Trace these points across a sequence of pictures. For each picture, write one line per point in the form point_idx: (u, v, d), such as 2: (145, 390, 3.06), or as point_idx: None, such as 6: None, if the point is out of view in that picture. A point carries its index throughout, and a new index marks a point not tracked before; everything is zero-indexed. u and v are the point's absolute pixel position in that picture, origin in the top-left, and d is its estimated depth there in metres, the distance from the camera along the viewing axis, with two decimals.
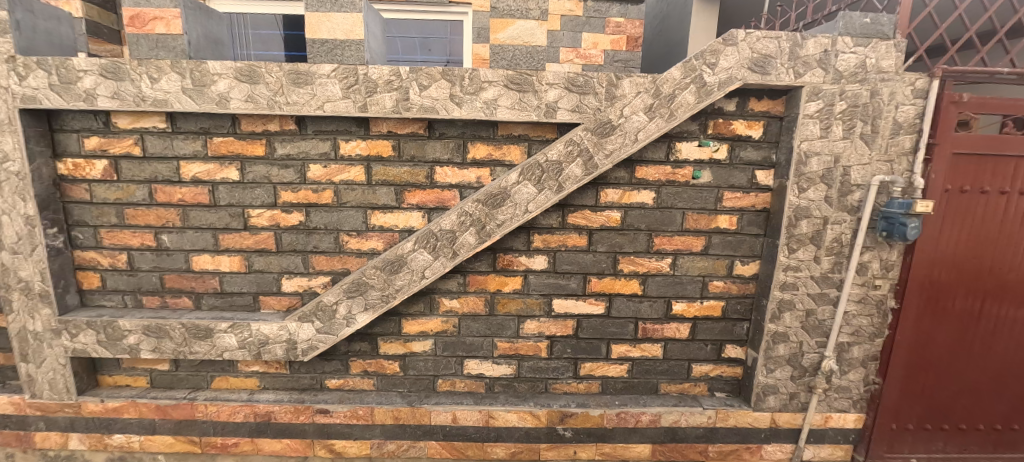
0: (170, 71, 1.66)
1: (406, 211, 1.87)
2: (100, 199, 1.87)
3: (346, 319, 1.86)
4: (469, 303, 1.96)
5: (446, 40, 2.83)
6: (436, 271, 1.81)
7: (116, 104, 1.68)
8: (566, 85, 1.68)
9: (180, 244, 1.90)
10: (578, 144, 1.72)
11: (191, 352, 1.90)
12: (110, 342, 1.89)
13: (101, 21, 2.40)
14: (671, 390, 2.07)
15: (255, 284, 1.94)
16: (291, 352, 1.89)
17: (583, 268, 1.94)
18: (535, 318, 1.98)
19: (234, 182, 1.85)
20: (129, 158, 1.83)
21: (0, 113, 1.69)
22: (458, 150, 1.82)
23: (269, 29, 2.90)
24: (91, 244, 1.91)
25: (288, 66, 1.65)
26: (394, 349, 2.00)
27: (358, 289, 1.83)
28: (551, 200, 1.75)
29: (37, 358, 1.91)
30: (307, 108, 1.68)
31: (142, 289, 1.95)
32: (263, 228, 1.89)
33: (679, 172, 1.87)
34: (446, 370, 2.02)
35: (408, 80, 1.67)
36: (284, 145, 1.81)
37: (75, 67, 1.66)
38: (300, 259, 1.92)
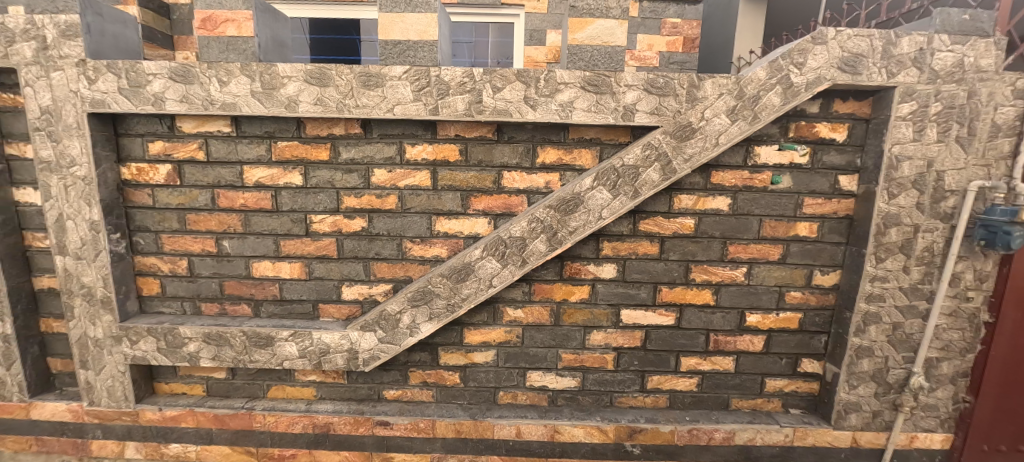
0: (240, 74, 1.62)
1: (472, 217, 1.81)
2: (162, 204, 1.84)
3: (409, 329, 1.81)
4: (534, 313, 1.89)
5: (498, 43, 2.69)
6: (505, 279, 1.75)
7: (184, 108, 1.65)
8: (645, 86, 1.61)
9: (240, 249, 1.87)
10: (656, 147, 1.65)
11: (251, 361, 1.86)
12: (170, 349, 1.86)
13: (155, 26, 2.40)
14: (743, 405, 1.97)
15: (315, 292, 1.89)
16: (352, 362, 1.84)
17: (653, 277, 1.86)
18: (601, 329, 1.91)
19: (297, 187, 1.81)
20: (192, 163, 1.81)
21: (69, 117, 1.68)
22: (527, 154, 1.76)
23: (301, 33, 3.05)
24: (152, 250, 1.88)
25: (359, 68, 1.60)
26: (455, 360, 1.94)
27: (423, 298, 1.78)
28: (626, 206, 1.69)
29: (97, 365, 1.89)
30: (377, 111, 1.63)
31: (201, 296, 1.92)
32: (324, 233, 1.84)
33: (757, 177, 1.77)
34: (508, 382, 1.96)
35: (482, 82, 1.61)
36: (348, 149, 1.77)
37: (145, 70, 1.63)
38: (361, 266, 1.87)
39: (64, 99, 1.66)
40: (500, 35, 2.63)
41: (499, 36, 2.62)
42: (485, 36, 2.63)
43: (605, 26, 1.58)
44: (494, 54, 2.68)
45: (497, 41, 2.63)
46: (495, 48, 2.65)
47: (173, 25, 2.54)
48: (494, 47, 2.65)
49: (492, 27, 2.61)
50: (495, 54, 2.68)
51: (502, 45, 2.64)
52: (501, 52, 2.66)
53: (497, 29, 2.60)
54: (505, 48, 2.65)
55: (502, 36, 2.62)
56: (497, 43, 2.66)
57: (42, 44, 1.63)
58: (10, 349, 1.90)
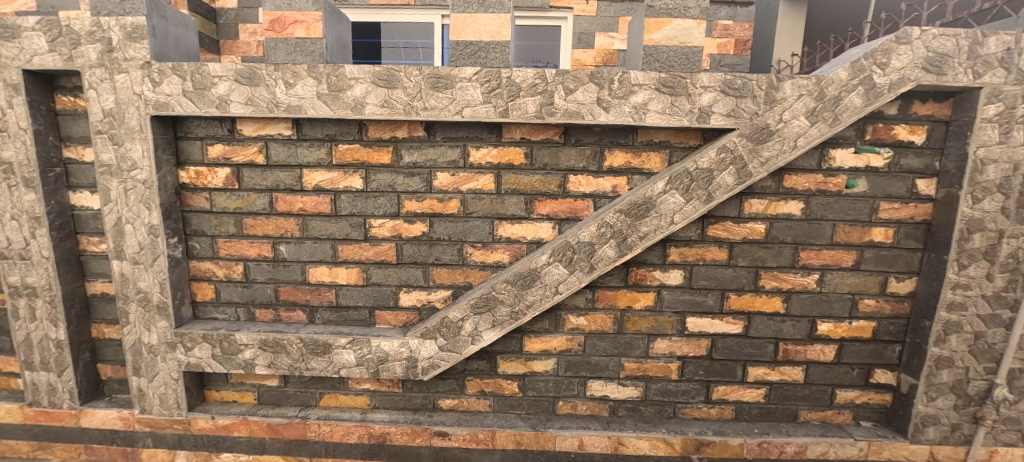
0: (306, 76, 1.59)
1: (536, 222, 1.76)
2: (219, 208, 1.82)
3: (471, 337, 1.75)
4: (597, 321, 1.84)
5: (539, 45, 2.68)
6: (572, 286, 1.70)
7: (250, 110, 1.62)
8: (722, 87, 1.56)
9: (297, 254, 1.83)
10: (732, 150, 1.60)
11: (307, 368, 1.81)
12: (225, 356, 1.81)
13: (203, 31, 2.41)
14: (812, 417, 1.90)
15: (372, 298, 1.85)
16: (411, 371, 1.79)
17: (722, 283, 1.80)
18: (666, 337, 1.84)
19: (357, 191, 1.77)
20: (252, 166, 1.78)
21: (132, 119, 1.66)
22: (594, 158, 1.72)
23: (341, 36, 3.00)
24: (207, 254, 1.85)
25: (429, 70, 1.57)
26: (514, 369, 1.88)
27: (487, 305, 1.73)
28: (699, 210, 1.64)
29: (149, 372, 1.85)
30: (445, 113, 1.59)
31: (256, 301, 1.88)
32: (383, 238, 1.80)
33: (832, 181, 1.72)
34: (568, 391, 1.90)
35: (554, 83, 1.57)
36: (411, 152, 1.73)
37: (211, 73, 1.61)
38: (420, 272, 1.82)
39: (127, 101, 1.64)
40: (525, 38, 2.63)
41: (524, 39, 2.62)
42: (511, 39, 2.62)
43: (682, 26, 1.53)
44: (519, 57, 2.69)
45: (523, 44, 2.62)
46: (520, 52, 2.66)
47: (218, 30, 2.55)
48: (519, 50, 2.66)
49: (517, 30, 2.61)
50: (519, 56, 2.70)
51: (526, 48, 2.64)
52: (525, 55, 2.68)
53: (521, 33, 2.60)
54: (530, 52, 2.64)
55: (527, 40, 2.62)
56: (522, 46, 2.65)
57: (107, 46, 1.61)
58: (62, 355, 1.87)
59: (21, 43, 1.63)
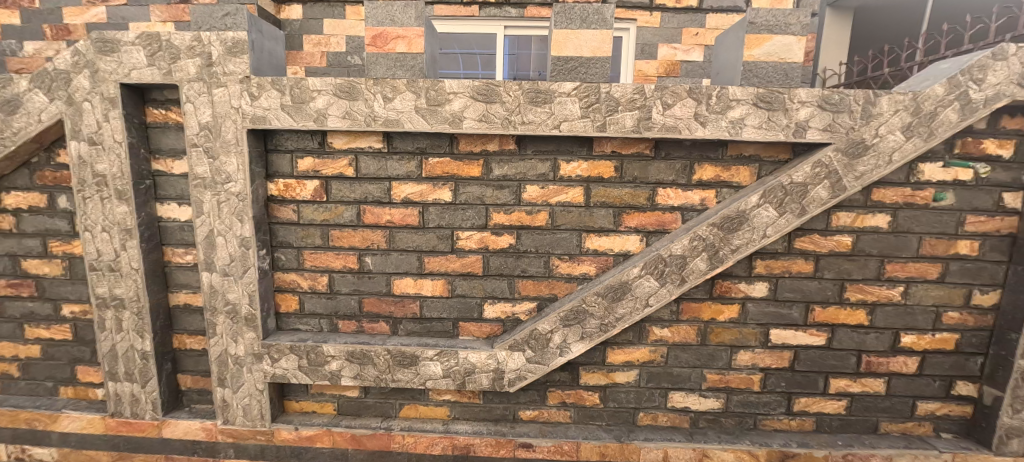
0: (405, 91, 1.60)
1: (624, 234, 1.78)
2: (307, 220, 1.83)
3: (559, 349, 1.76)
4: (681, 332, 1.84)
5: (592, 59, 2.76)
6: (662, 299, 1.71)
7: (347, 124, 1.63)
8: (819, 102, 1.58)
9: (383, 266, 1.84)
10: (827, 165, 1.61)
11: (393, 380, 1.81)
12: (311, 367, 1.82)
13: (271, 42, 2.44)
14: (893, 429, 1.91)
15: (457, 310, 1.86)
16: (498, 382, 1.80)
17: (807, 295, 1.80)
18: (750, 349, 1.85)
19: (446, 204, 1.78)
20: (340, 179, 1.79)
21: (228, 133, 1.67)
22: (684, 171, 1.73)
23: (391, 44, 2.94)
24: (293, 266, 1.86)
25: (529, 84, 1.58)
26: (596, 380, 1.89)
27: (576, 317, 1.74)
28: (793, 224, 1.65)
29: (234, 383, 1.86)
30: (543, 128, 1.61)
31: (339, 313, 1.89)
32: (470, 250, 1.81)
33: (919, 194, 1.73)
34: (649, 403, 1.90)
35: (652, 99, 1.58)
36: (501, 166, 1.74)
37: (310, 87, 1.62)
38: (506, 284, 1.83)
39: (224, 115, 1.66)
40: (541, 48, 2.89)
41: (540, 48, 2.87)
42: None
43: (783, 42, 1.54)
44: (534, 66, 2.95)
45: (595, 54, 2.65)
46: (535, 60, 2.92)
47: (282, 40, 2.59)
48: (535, 59, 2.92)
49: (535, 39, 2.85)
50: (535, 65, 2.96)
51: (542, 58, 2.90)
52: (541, 64, 2.92)
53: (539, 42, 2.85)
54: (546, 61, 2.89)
55: (543, 49, 2.87)
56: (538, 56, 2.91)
57: (207, 61, 1.63)
58: (147, 366, 1.88)
59: (120, 57, 1.64)
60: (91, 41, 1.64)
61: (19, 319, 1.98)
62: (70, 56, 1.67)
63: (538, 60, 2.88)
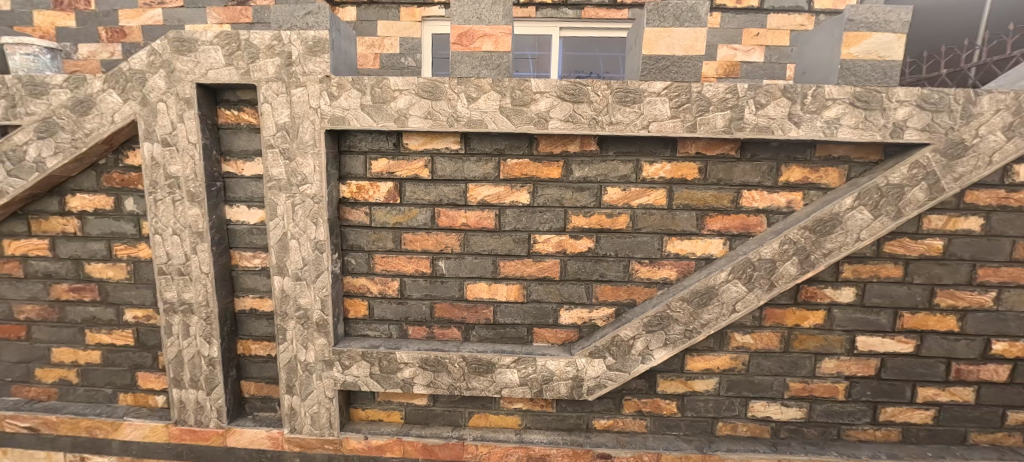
0: (490, 90, 1.56)
1: (706, 237, 1.72)
2: (379, 223, 1.78)
3: (641, 355, 1.71)
4: (764, 339, 1.79)
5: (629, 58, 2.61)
6: (750, 304, 1.66)
7: (429, 125, 1.59)
8: (917, 102, 1.53)
9: (457, 270, 1.79)
10: (924, 166, 1.57)
11: (468, 388, 1.76)
12: (384, 375, 1.77)
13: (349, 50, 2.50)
14: (982, 440, 1.84)
15: (531, 315, 1.81)
16: (576, 390, 1.75)
17: (895, 301, 1.75)
18: (834, 356, 1.79)
19: (523, 206, 1.74)
20: (415, 181, 1.75)
21: (306, 134, 1.63)
22: (770, 173, 1.68)
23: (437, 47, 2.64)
24: (363, 270, 1.81)
25: (618, 84, 1.54)
26: (674, 388, 1.83)
27: (660, 323, 1.68)
28: (887, 227, 1.60)
29: (303, 391, 1.81)
30: (631, 128, 1.57)
31: (409, 319, 1.84)
32: (547, 254, 1.76)
33: (1015, 196, 1.67)
34: (729, 412, 1.84)
35: (745, 98, 1.54)
36: (582, 167, 1.70)
37: (392, 86, 1.58)
38: (584, 289, 1.78)
39: (302, 115, 1.62)
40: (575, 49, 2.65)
41: (573, 50, 2.65)
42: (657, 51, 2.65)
43: (883, 39, 1.50)
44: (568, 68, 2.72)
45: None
46: (569, 62, 2.70)
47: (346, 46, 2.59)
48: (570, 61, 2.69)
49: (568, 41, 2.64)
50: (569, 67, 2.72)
51: (576, 59, 2.68)
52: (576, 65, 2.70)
53: (572, 44, 2.63)
54: (580, 62, 2.69)
55: (576, 50, 2.66)
56: (572, 56, 2.69)
57: (286, 60, 1.59)
58: (213, 373, 1.83)
59: (197, 57, 1.61)
60: (168, 41, 1.61)
61: (80, 324, 1.95)
62: (145, 55, 1.64)
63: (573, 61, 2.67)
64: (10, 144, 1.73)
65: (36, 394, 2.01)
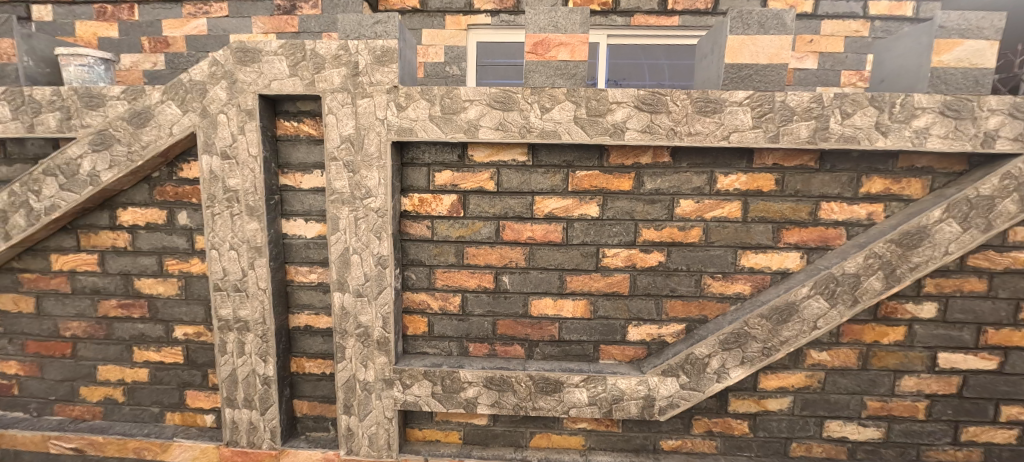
0: (564, 100, 1.52)
1: (783, 251, 1.66)
2: (441, 237, 1.72)
3: (717, 374, 1.64)
4: (841, 356, 1.72)
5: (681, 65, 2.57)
6: (832, 321, 1.60)
7: (500, 136, 1.54)
8: (1010, 111, 1.47)
9: (521, 286, 1.73)
10: (1016, 177, 1.50)
11: (535, 408, 1.69)
12: (446, 394, 1.70)
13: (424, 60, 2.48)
14: None
15: (598, 332, 1.74)
16: (647, 411, 1.67)
17: (979, 316, 1.68)
18: (914, 374, 1.72)
19: (592, 219, 1.68)
20: (480, 193, 1.69)
21: (371, 146, 1.58)
22: (850, 184, 1.63)
23: (495, 57, 2.57)
24: (423, 285, 1.75)
25: (698, 93, 1.49)
26: (746, 407, 1.76)
27: (737, 340, 1.62)
28: (977, 240, 1.54)
29: (361, 411, 1.74)
30: (711, 139, 1.51)
31: (471, 335, 1.77)
32: (616, 269, 1.70)
33: None
34: (803, 432, 1.77)
35: (831, 108, 1.49)
36: (654, 179, 1.65)
37: (462, 97, 1.53)
38: (653, 304, 1.72)
39: (368, 126, 1.57)
40: (626, 57, 2.60)
41: (625, 57, 2.61)
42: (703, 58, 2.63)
43: (975, 46, 1.45)
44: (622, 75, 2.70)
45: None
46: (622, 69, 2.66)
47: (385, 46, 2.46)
48: (622, 68, 2.67)
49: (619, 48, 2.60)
50: (622, 73, 2.70)
51: (628, 67, 2.64)
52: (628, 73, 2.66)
53: (623, 51, 2.59)
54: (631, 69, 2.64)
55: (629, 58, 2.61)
56: (624, 64, 2.65)
57: (353, 70, 1.55)
58: (267, 392, 1.76)
59: (262, 67, 1.57)
60: (231, 51, 1.57)
61: (128, 341, 1.89)
62: (207, 66, 1.59)
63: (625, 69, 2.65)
64: (64, 157, 1.68)
65: (80, 413, 1.96)
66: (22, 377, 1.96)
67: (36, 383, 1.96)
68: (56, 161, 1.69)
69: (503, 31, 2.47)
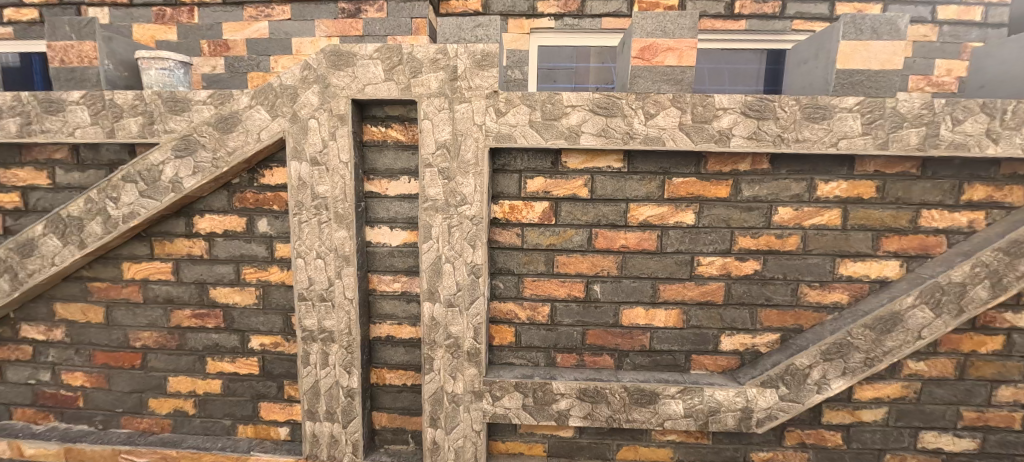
0: (669, 106, 1.49)
1: (882, 259, 1.64)
2: (531, 245, 1.68)
3: (817, 385, 1.61)
4: (938, 366, 1.69)
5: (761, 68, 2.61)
6: (936, 331, 1.57)
7: (602, 142, 1.51)
8: None
9: (613, 295, 1.69)
10: None
11: (629, 420, 1.66)
12: (538, 407, 1.66)
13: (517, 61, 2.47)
14: None
15: (690, 342, 1.71)
16: (744, 423, 1.64)
17: None
18: (1012, 384, 1.69)
19: (687, 227, 1.65)
20: (572, 200, 1.65)
21: (468, 152, 1.54)
22: (952, 191, 1.59)
23: (559, 61, 2.56)
24: (511, 294, 1.71)
25: (808, 99, 1.46)
26: (840, 418, 1.72)
27: (839, 351, 1.59)
28: None
29: (448, 424, 1.70)
30: (820, 146, 1.49)
31: (559, 346, 1.73)
32: (711, 277, 1.67)
33: None
34: (897, 443, 1.74)
35: (942, 114, 1.46)
36: (752, 186, 1.61)
37: (564, 102, 1.50)
38: (748, 313, 1.68)
39: (465, 132, 1.53)
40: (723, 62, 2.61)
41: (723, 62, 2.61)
42: (758, 63, 2.60)
43: None
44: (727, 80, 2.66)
45: (765, 68, 2.61)
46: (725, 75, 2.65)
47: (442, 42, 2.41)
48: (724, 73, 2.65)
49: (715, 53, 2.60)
50: (727, 79, 2.66)
51: (729, 71, 2.64)
52: (732, 77, 2.65)
53: (719, 56, 2.59)
54: (733, 74, 2.64)
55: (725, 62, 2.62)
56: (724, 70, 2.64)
57: (451, 74, 1.51)
58: (351, 405, 1.71)
59: (356, 71, 1.53)
60: (323, 55, 1.53)
61: (201, 352, 1.84)
62: (298, 70, 1.55)
63: (731, 74, 2.64)
64: (145, 163, 1.63)
65: (148, 425, 1.90)
66: (88, 389, 1.90)
67: (102, 395, 1.90)
68: (136, 167, 1.64)
69: (569, 35, 2.48)
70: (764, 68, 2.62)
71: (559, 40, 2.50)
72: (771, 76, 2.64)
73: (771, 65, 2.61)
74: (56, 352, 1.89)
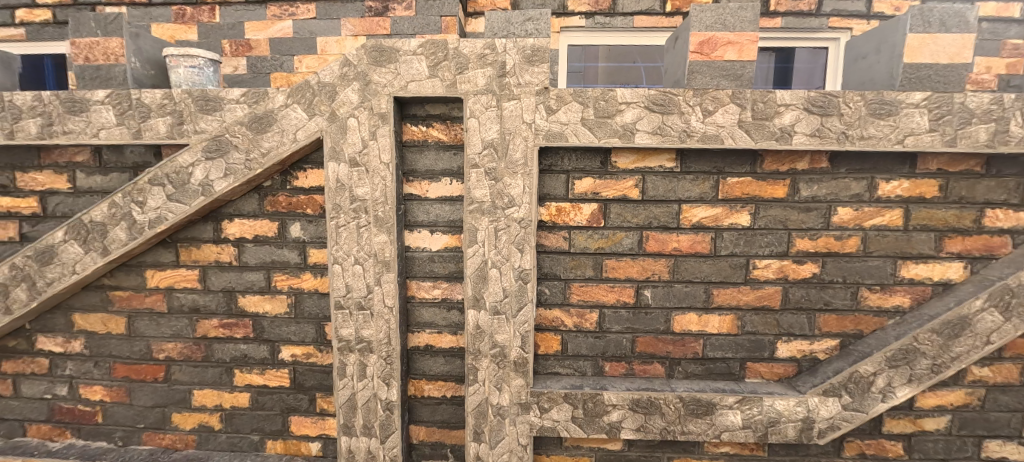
0: (728, 102, 1.43)
1: (944, 261, 1.57)
2: (579, 249, 1.61)
3: (882, 393, 1.54)
4: (1003, 371, 1.62)
5: (778, 67, 2.61)
6: (1006, 335, 1.51)
7: (658, 141, 1.45)
8: None
9: (664, 301, 1.62)
10: None
11: (684, 432, 1.58)
12: (588, 419, 1.58)
13: None
14: None
15: (746, 349, 1.63)
16: (806, 434, 1.56)
17: None
18: None
19: (743, 228, 1.58)
20: (622, 202, 1.58)
21: (517, 152, 1.47)
22: (1017, 190, 1.53)
23: (584, 60, 2.52)
24: (558, 300, 1.63)
25: (873, 95, 1.41)
26: (901, 428, 1.65)
27: (905, 357, 1.52)
28: None
29: (493, 438, 1.61)
30: (885, 143, 1.43)
31: (607, 354, 1.65)
32: (768, 281, 1.60)
33: None
34: (960, 453, 1.67)
35: (1012, 109, 1.40)
36: (811, 186, 1.55)
37: (618, 99, 1.43)
38: (806, 319, 1.61)
39: (514, 131, 1.46)
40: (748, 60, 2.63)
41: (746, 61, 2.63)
42: (766, 62, 2.61)
43: None
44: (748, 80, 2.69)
45: (774, 67, 2.61)
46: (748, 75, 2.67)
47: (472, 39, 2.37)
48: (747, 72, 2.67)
49: None
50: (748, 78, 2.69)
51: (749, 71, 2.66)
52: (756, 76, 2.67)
53: None
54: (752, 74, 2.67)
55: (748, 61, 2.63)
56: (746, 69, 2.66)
57: (500, 70, 1.44)
58: (389, 419, 1.62)
59: (399, 68, 1.46)
60: (365, 50, 1.46)
61: (228, 363, 1.75)
62: (337, 67, 1.48)
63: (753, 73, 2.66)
64: (173, 166, 1.55)
65: (171, 442, 1.80)
66: (107, 404, 1.80)
67: (123, 410, 1.80)
68: (164, 170, 1.55)
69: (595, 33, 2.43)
70: (773, 67, 2.62)
71: (585, 39, 2.44)
72: (781, 74, 2.63)
73: (783, 64, 2.60)
74: (74, 365, 1.79)
